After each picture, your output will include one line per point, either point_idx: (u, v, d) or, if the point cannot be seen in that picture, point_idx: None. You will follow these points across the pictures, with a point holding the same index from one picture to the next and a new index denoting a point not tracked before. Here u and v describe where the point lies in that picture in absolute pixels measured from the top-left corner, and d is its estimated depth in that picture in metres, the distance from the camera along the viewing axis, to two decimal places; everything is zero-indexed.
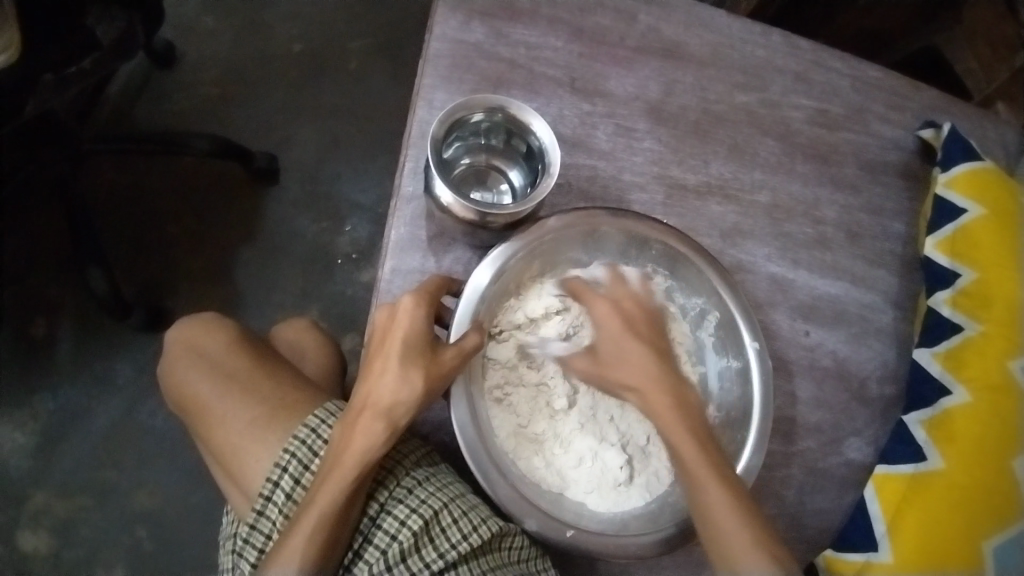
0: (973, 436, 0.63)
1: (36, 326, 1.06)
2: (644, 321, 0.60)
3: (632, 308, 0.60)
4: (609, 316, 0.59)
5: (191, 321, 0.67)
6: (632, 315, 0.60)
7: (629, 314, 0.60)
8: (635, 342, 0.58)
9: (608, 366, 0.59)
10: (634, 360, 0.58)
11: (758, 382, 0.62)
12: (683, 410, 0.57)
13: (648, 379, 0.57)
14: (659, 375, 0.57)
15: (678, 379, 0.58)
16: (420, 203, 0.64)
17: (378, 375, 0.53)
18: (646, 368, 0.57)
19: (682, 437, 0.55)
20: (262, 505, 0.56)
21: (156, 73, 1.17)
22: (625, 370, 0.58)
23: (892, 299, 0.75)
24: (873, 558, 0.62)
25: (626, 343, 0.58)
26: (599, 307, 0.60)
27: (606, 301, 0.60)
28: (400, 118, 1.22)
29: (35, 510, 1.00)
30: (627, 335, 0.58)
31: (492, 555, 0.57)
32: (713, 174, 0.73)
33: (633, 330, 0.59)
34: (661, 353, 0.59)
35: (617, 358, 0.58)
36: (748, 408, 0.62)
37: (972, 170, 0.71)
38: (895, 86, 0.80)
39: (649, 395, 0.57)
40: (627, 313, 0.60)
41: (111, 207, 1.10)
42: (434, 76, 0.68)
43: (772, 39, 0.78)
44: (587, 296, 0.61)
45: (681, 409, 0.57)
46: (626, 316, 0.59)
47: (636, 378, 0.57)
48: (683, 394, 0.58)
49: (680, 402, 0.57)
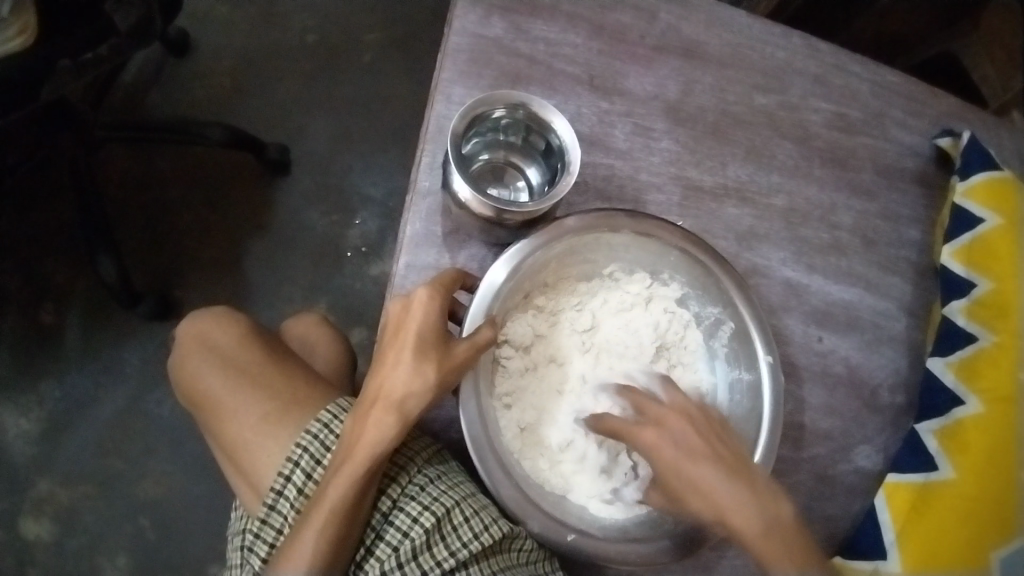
0: (984, 448, 0.62)
1: (43, 312, 1.05)
2: (696, 435, 0.56)
3: (677, 425, 0.56)
4: (658, 445, 0.56)
5: (204, 313, 0.66)
6: (678, 433, 0.56)
7: (678, 434, 0.56)
8: (697, 466, 0.54)
9: (681, 497, 0.55)
10: (704, 487, 0.54)
11: (769, 398, 0.61)
12: (767, 520, 0.53)
13: (722, 505, 0.53)
14: (736, 496, 0.54)
15: (755, 482, 0.55)
16: (436, 199, 0.64)
17: (391, 366, 0.52)
18: (716, 492, 0.54)
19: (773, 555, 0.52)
20: (273, 499, 0.55)
21: (170, 61, 1.17)
22: (699, 502, 0.54)
23: (906, 307, 0.74)
24: (881, 566, 0.61)
25: (687, 468, 0.55)
26: (646, 436, 0.56)
27: (650, 428, 0.56)
28: (413, 112, 1.21)
29: (38, 497, 1.00)
30: (685, 458, 0.55)
31: (502, 556, 0.57)
32: (730, 176, 0.72)
33: (693, 453, 0.55)
34: (728, 469, 0.55)
35: (683, 489, 0.55)
36: (758, 417, 0.61)
37: (991, 179, 0.70)
38: (915, 92, 0.79)
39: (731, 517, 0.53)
40: (675, 433, 0.56)
41: (121, 195, 1.10)
42: (453, 70, 0.67)
43: (793, 41, 0.77)
44: (627, 431, 0.57)
45: (766, 523, 0.53)
46: (675, 438, 0.56)
47: (710, 507, 0.54)
48: (761, 501, 0.54)
49: (763, 516, 0.53)
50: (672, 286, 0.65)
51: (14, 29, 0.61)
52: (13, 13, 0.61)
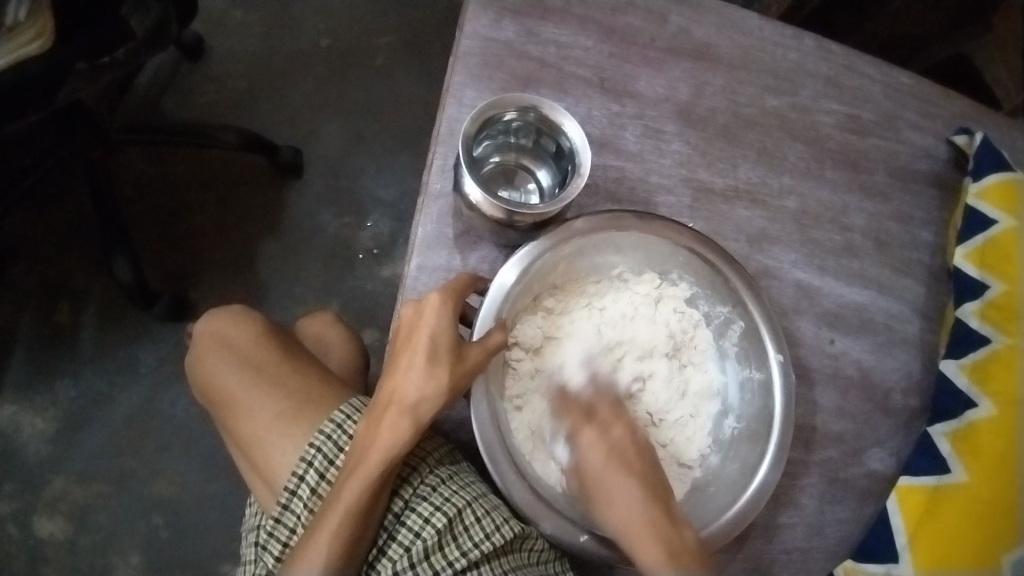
0: (998, 451, 0.62)
1: (61, 312, 1.07)
2: (631, 450, 0.60)
3: (619, 436, 0.60)
4: (594, 446, 0.59)
5: (220, 312, 0.67)
6: (620, 445, 0.60)
7: (616, 446, 0.60)
8: (622, 477, 0.58)
9: (596, 502, 0.58)
10: (622, 499, 0.57)
11: (780, 395, 0.61)
12: (671, 546, 0.55)
13: (634, 517, 0.56)
14: (648, 511, 0.57)
15: (669, 513, 0.57)
16: (448, 201, 0.64)
17: (404, 371, 0.53)
18: (633, 503, 0.57)
19: None
20: (287, 498, 0.56)
21: (185, 65, 1.18)
22: (612, 509, 0.57)
23: (919, 309, 0.74)
24: (893, 570, 0.62)
25: (613, 475, 0.58)
26: (586, 436, 0.60)
27: (593, 429, 0.60)
28: (424, 115, 1.22)
29: (53, 495, 1.02)
30: (614, 465, 0.58)
31: (513, 555, 0.57)
32: (741, 178, 0.72)
33: (626, 462, 0.59)
34: (648, 485, 0.58)
35: (605, 493, 0.57)
36: (769, 418, 0.61)
37: (1004, 180, 0.70)
38: (928, 93, 0.78)
39: (638, 537, 0.56)
40: (615, 443, 0.60)
41: (137, 197, 1.12)
42: (464, 73, 0.68)
43: (804, 43, 0.77)
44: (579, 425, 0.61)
45: (667, 548, 0.55)
46: (613, 446, 0.59)
47: (621, 518, 0.56)
48: (668, 530, 0.56)
49: (666, 540, 0.56)
50: (680, 286, 0.66)
51: (31, 32, 0.62)
52: (30, 16, 0.62)
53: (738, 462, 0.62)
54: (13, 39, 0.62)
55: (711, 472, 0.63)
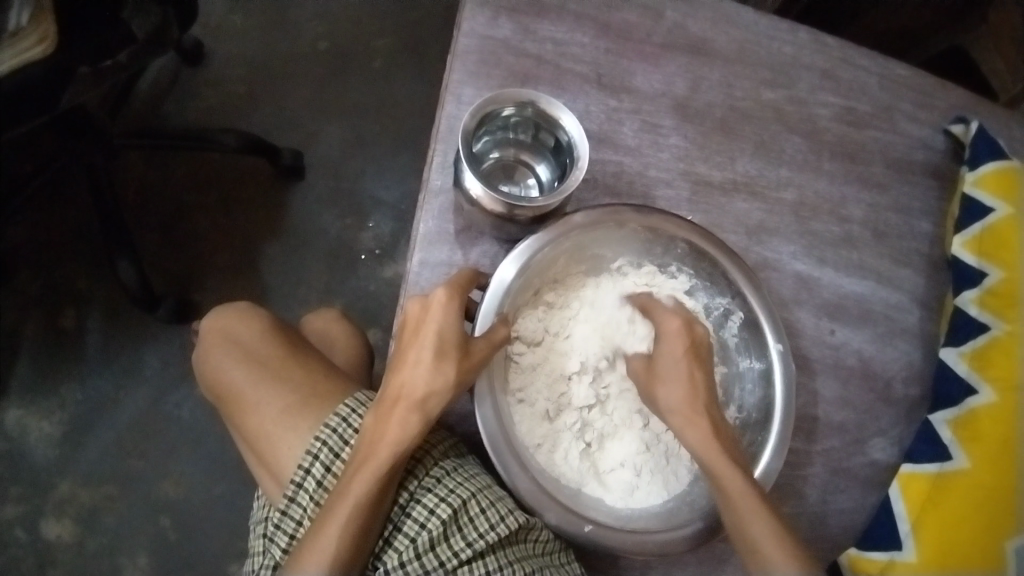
0: (999, 436, 0.61)
1: (65, 316, 1.08)
2: (705, 347, 0.60)
3: (698, 333, 0.60)
4: (677, 335, 0.59)
5: (225, 309, 0.68)
6: (699, 339, 0.60)
7: (695, 340, 0.60)
8: (691, 368, 0.59)
9: (661, 380, 0.59)
10: (687, 385, 0.58)
11: (780, 385, 0.61)
12: (717, 432, 0.57)
13: (691, 404, 0.58)
14: (705, 402, 0.58)
15: (718, 409, 0.59)
16: (448, 196, 0.65)
17: (411, 365, 0.53)
18: (693, 389, 0.58)
19: (722, 463, 0.55)
20: (293, 491, 0.56)
21: (185, 69, 1.19)
22: (677, 390, 0.58)
23: (919, 299, 0.74)
24: (896, 557, 0.61)
25: (684, 365, 0.59)
26: (672, 323, 0.60)
27: (677, 319, 0.60)
28: (424, 115, 1.23)
29: (60, 499, 1.02)
30: (691, 357, 0.59)
31: (519, 546, 0.58)
32: (739, 171, 0.73)
33: (698, 354, 0.59)
34: (709, 377, 0.59)
35: (665, 375, 0.59)
36: (771, 408, 0.62)
37: (1000, 169, 0.70)
38: (923, 85, 0.79)
39: (691, 420, 0.58)
40: (695, 338, 0.60)
41: (140, 201, 1.12)
42: (463, 71, 0.69)
43: (799, 36, 0.77)
44: (655, 312, 0.61)
45: (715, 433, 0.57)
46: (692, 339, 0.59)
47: (681, 401, 0.58)
48: (721, 424, 0.58)
49: (716, 427, 0.58)
50: (680, 279, 0.66)
51: (34, 36, 0.62)
52: (32, 20, 0.62)
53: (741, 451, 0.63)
54: (16, 45, 0.62)
55: None
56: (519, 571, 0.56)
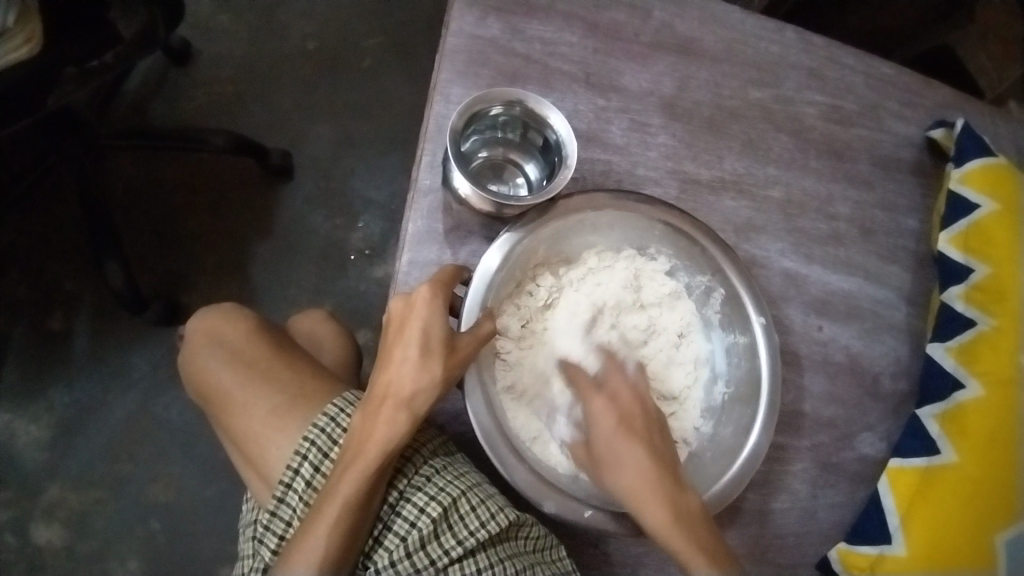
0: (986, 431, 0.61)
1: (53, 319, 1.07)
2: (639, 417, 0.58)
3: (627, 404, 0.58)
4: (605, 413, 0.57)
5: (212, 310, 0.67)
6: (627, 409, 0.58)
7: (624, 409, 0.58)
8: (630, 445, 0.56)
9: (605, 468, 0.56)
10: (630, 465, 0.55)
11: (765, 356, 0.62)
12: (675, 508, 0.54)
13: (643, 487, 0.54)
14: (658, 479, 0.55)
15: (675, 478, 0.56)
16: (437, 196, 0.65)
17: (398, 363, 0.53)
18: (643, 472, 0.55)
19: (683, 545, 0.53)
20: (282, 492, 0.56)
21: (173, 70, 1.18)
22: (620, 474, 0.55)
23: (906, 295, 0.75)
24: (886, 550, 0.62)
25: (620, 443, 0.56)
26: (597, 400, 0.58)
27: (602, 395, 0.58)
28: (414, 115, 1.23)
29: (49, 503, 1.01)
30: (623, 431, 0.56)
31: (509, 543, 0.58)
32: (727, 169, 0.73)
33: (630, 429, 0.57)
34: (655, 450, 0.56)
35: (612, 462, 0.56)
36: (757, 382, 0.62)
37: (985, 166, 0.70)
38: (909, 83, 0.80)
39: (644, 505, 0.54)
40: (624, 411, 0.58)
41: (128, 203, 1.12)
42: (451, 71, 0.69)
43: (786, 35, 0.78)
44: (583, 387, 0.59)
45: (673, 512, 0.54)
46: (621, 410, 0.58)
47: (630, 484, 0.55)
48: (677, 495, 0.55)
49: (674, 509, 0.54)
50: (660, 260, 0.66)
51: (20, 37, 0.62)
52: (19, 21, 0.61)
53: (731, 426, 0.63)
54: (4, 44, 0.61)
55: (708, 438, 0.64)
56: (509, 568, 0.56)
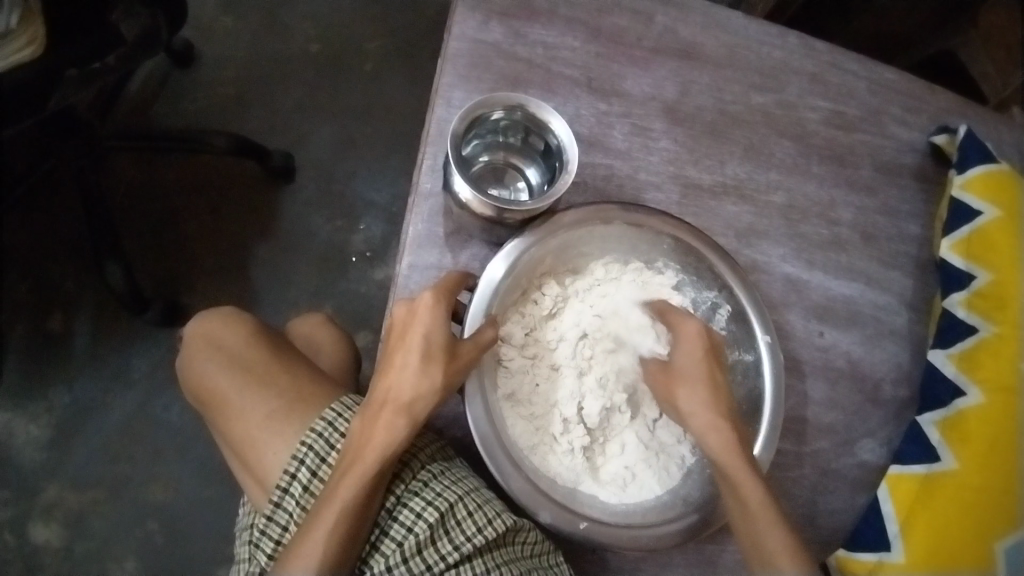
0: (988, 438, 0.61)
1: (54, 320, 1.07)
2: (718, 352, 0.62)
3: (714, 338, 0.62)
4: (694, 339, 0.61)
5: (210, 314, 0.68)
6: (712, 341, 0.62)
7: (679, 357, 0.61)
8: (710, 373, 0.60)
9: (682, 389, 0.60)
10: (689, 404, 0.59)
11: (770, 374, 0.62)
12: (739, 438, 0.58)
13: (715, 413, 0.59)
14: (715, 416, 0.59)
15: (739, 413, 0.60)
16: (438, 200, 0.65)
17: (398, 369, 0.53)
18: (701, 411, 0.59)
19: (742, 472, 0.57)
20: (279, 497, 0.56)
21: (176, 72, 1.19)
22: (697, 396, 0.59)
23: (908, 301, 0.74)
24: (885, 558, 0.61)
25: (703, 370, 0.60)
26: (687, 326, 0.61)
27: (693, 321, 0.61)
28: (417, 118, 1.23)
29: (48, 503, 1.01)
30: (706, 360, 0.60)
31: (506, 549, 0.58)
32: (729, 174, 0.73)
33: (710, 356, 0.61)
34: (714, 391, 0.60)
35: (691, 379, 0.60)
36: (761, 396, 0.62)
37: (988, 172, 0.70)
38: (911, 89, 0.80)
39: (713, 426, 0.58)
40: (711, 342, 0.61)
41: (130, 204, 1.12)
42: (453, 74, 0.69)
43: (789, 41, 0.78)
44: (671, 316, 0.63)
45: (738, 439, 0.58)
46: (707, 341, 0.61)
47: (693, 419, 0.59)
48: (740, 424, 0.59)
49: (735, 440, 0.58)
50: (667, 274, 0.66)
51: (24, 39, 0.62)
52: (23, 22, 0.61)
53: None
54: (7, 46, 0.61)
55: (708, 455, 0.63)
56: (507, 573, 0.56)
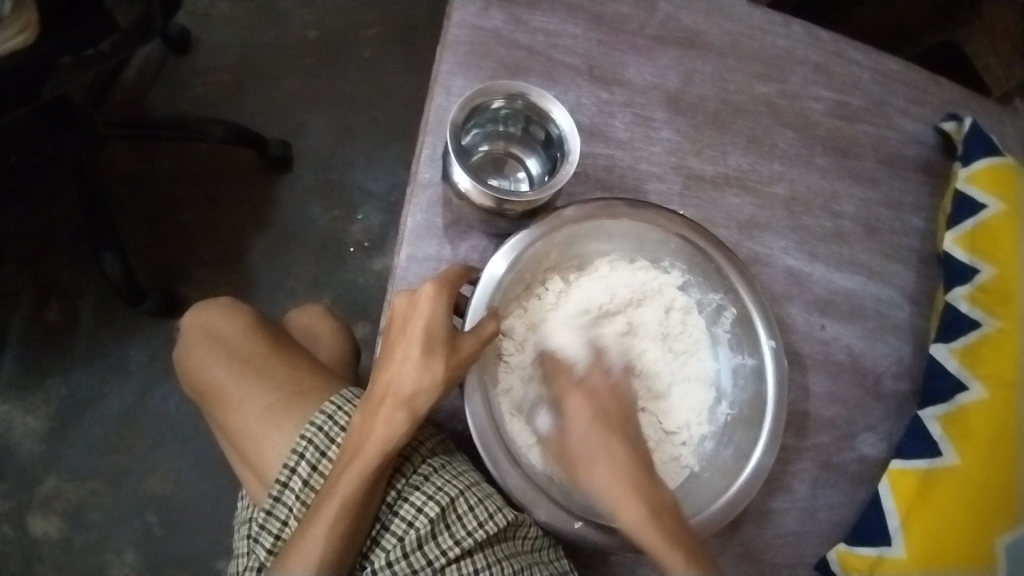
0: (992, 433, 0.61)
1: (50, 311, 1.06)
2: (615, 414, 0.57)
3: (603, 397, 0.58)
4: (581, 409, 0.57)
5: (207, 305, 0.67)
6: (602, 405, 0.57)
7: (603, 406, 0.57)
8: (608, 441, 0.56)
9: (585, 466, 0.56)
10: (603, 456, 0.55)
11: (772, 381, 0.62)
12: (655, 511, 0.53)
13: (620, 484, 0.54)
14: (632, 478, 0.54)
15: (651, 478, 0.55)
16: (437, 189, 0.64)
17: (398, 363, 0.53)
18: (618, 463, 0.55)
19: (664, 546, 0.52)
20: (278, 491, 0.56)
21: (172, 58, 1.17)
22: (601, 472, 0.55)
23: (910, 295, 0.74)
24: (886, 552, 0.61)
25: (598, 437, 0.56)
26: (574, 394, 0.58)
27: (580, 389, 0.58)
28: (416, 106, 1.22)
29: (46, 495, 1.01)
30: (598, 426, 0.56)
31: (507, 544, 0.57)
32: (731, 165, 0.72)
33: (605, 424, 0.56)
34: (632, 445, 0.57)
35: (588, 456, 0.55)
36: (762, 401, 0.62)
37: (993, 165, 0.69)
38: (916, 80, 0.79)
39: (624, 498, 0.54)
40: (600, 403, 0.57)
41: (126, 192, 1.11)
42: (452, 62, 0.68)
43: (793, 29, 0.77)
44: (563, 381, 0.59)
45: (651, 512, 0.53)
46: (597, 406, 0.57)
47: (606, 475, 0.55)
48: (650, 492, 0.54)
49: (648, 502, 0.54)
50: (673, 274, 0.66)
51: (15, 26, 0.60)
52: (14, 10, 0.59)
53: (733, 448, 0.63)
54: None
55: (708, 457, 0.63)
56: (507, 568, 0.55)
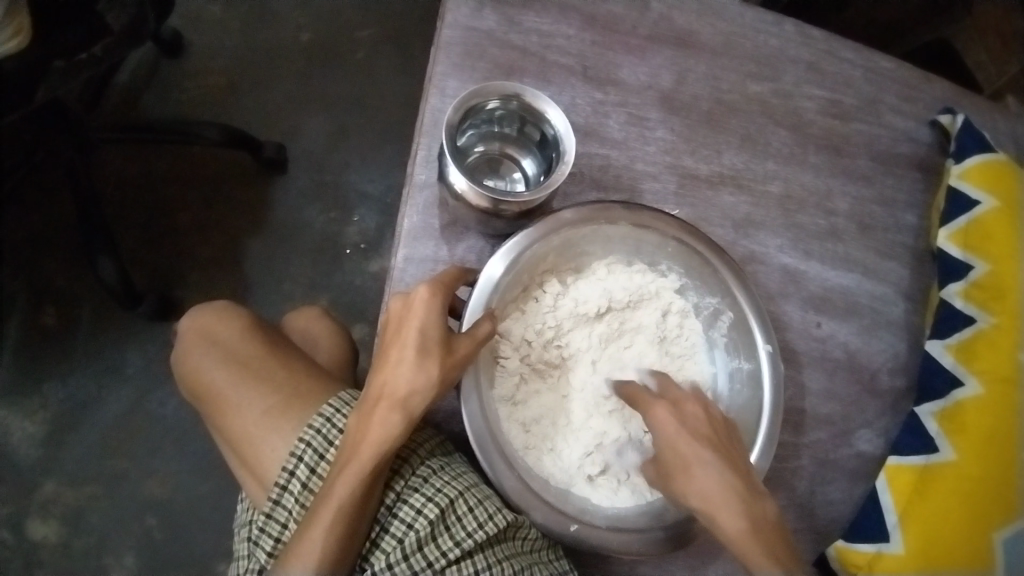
0: (987, 428, 0.61)
1: (45, 316, 1.06)
2: (707, 426, 0.55)
3: (692, 412, 0.56)
4: (667, 422, 0.55)
5: (205, 309, 0.67)
6: (694, 419, 0.56)
7: (690, 420, 0.56)
8: (700, 452, 0.54)
9: (678, 479, 0.54)
10: (700, 474, 0.53)
11: (769, 386, 0.61)
12: (753, 523, 0.51)
13: (717, 494, 0.52)
14: (730, 488, 0.52)
15: (749, 488, 0.53)
16: (433, 190, 0.64)
17: (393, 365, 0.52)
18: (715, 480, 0.53)
19: (761, 558, 0.50)
20: (277, 494, 0.56)
21: (165, 62, 1.17)
22: (693, 486, 0.53)
23: (904, 291, 0.74)
24: (884, 548, 0.61)
25: (687, 448, 0.54)
26: (659, 409, 0.56)
27: (663, 403, 0.56)
28: (410, 107, 1.22)
29: (43, 501, 1.01)
30: (690, 438, 0.55)
31: (507, 544, 0.57)
32: (726, 163, 0.73)
33: (696, 436, 0.55)
34: (728, 458, 0.54)
35: (682, 468, 0.54)
36: (759, 408, 0.61)
37: (985, 161, 0.70)
38: (907, 78, 0.79)
39: (719, 509, 0.52)
40: (689, 418, 0.56)
41: (120, 196, 1.10)
42: (447, 63, 0.68)
43: (785, 28, 0.77)
44: (643, 402, 0.58)
45: (749, 522, 0.51)
46: (687, 420, 0.56)
47: (702, 493, 0.53)
48: (750, 502, 0.52)
49: (751, 517, 0.52)
50: (670, 277, 0.66)
51: (8, 31, 0.60)
52: (8, 15, 0.59)
53: None
54: None
55: None
56: (508, 569, 0.55)
